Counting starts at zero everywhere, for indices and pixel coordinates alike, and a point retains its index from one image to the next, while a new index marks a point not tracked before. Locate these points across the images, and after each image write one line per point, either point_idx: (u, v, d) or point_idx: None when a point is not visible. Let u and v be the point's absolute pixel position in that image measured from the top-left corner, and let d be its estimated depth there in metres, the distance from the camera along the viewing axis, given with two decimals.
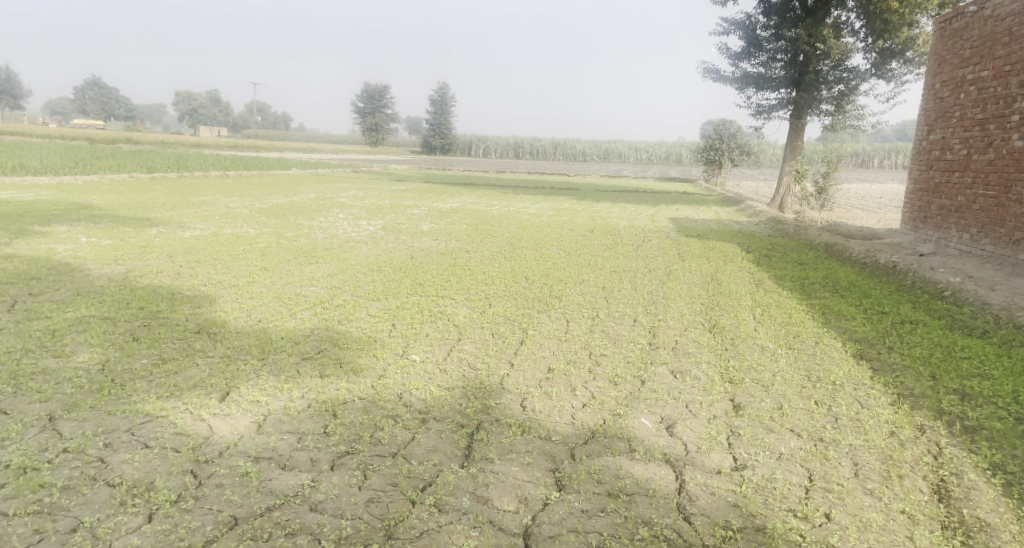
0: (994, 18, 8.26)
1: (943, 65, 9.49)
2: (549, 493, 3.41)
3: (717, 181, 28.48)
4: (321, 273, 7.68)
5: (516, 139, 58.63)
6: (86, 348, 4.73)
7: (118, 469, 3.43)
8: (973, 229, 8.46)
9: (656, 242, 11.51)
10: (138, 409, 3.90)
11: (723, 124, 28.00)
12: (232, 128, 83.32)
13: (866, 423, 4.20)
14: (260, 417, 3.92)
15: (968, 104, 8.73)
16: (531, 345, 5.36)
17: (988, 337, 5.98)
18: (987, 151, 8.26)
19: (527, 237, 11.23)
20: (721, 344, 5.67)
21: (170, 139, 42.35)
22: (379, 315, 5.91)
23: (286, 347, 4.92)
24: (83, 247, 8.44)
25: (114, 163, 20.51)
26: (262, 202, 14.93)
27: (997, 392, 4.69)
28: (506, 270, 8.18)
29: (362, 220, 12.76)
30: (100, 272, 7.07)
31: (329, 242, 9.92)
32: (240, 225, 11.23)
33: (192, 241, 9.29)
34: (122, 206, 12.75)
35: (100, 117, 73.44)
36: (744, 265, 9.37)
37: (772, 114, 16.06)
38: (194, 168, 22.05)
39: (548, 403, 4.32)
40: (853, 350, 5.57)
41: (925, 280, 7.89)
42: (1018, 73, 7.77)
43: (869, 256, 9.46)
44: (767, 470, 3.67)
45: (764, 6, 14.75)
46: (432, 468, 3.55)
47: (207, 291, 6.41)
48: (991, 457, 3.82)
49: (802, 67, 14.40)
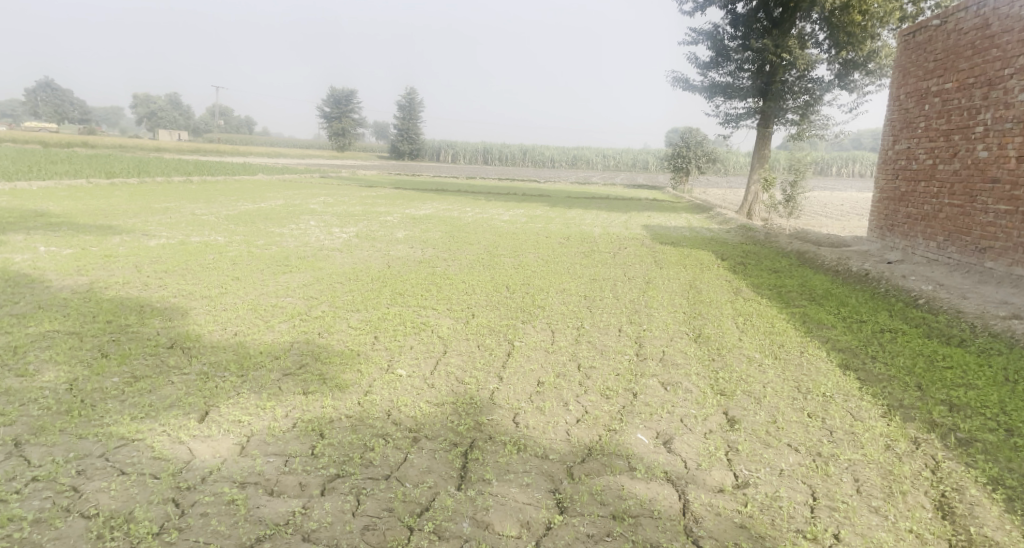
0: (957, 31, 8.40)
1: (907, 77, 9.65)
2: (552, 517, 3.30)
3: (685, 188, 28.71)
4: (296, 282, 7.46)
5: (484, 145, 58.53)
6: (52, 366, 4.46)
7: (93, 498, 3.21)
8: (940, 238, 8.59)
9: (632, 250, 11.48)
10: (112, 432, 3.67)
11: (689, 132, 28.28)
12: (194, 131, 81.67)
13: (862, 436, 4.17)
14: (244, 438, 3.73)
15: (933, 115, 8.87)
16: (519, 357, 5.23)
17: (967, 345, 6.02)
18: (952, 161, 8.38)
19: (503, 245, 11.10)
20: (709, 355, 5.61)
21: (128, 143, 41.25)
22: (360, 327, 5.73)
23: (265, 363, 4.71)
24: (43, 257, 8.07)
25: (70, 168, 19.83)
26: (229, 209, 14.51)
27: (984, 402, 4.70)
28: (485, 279, 8.04)
29: (335, 227, 12.50)
30: (62, 283, 6.75)
31: (302, 251, 9.67)
32: (208, 233, 10.90)
33: (158, 250, 8.95)
34: (82, 213, 12.29)
35: (56, 121, 71.27)
36: (721, 273, 9.38)
37: (740, 123, 16.22)
38: (155, 173, 21.45)
39: (542, 419, 4.19)
40: (838, 360, 5.54)
41: (897, 288, 7.96)
42: (982, 85, 7.90)
43: (840, 264, 9.52)
44: (770, 487, 3.61)
45: (732, 16, 14.88)
46: (428, 491, 3.41)
47: (178, 303, 6.14)
48: (989, 471, 3.82)
49: (769, 77, 14.54)
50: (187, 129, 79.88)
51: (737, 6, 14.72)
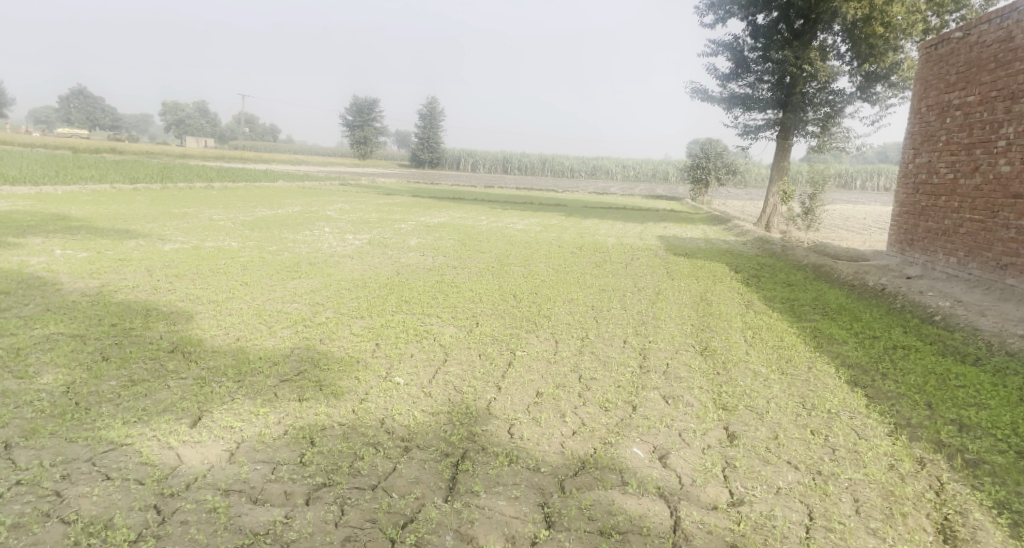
0: (980, 44, 8.26)
1: (929, 89, 9.50)
2: (538, 531, 3.26)
3: (704, 200, 28.43)
4: (304, 288, 7.48)
5: (504, 155, 58.67)
6: (50, 369, 4.49)
7: (74, 504, 3.22)
8: (960, 253, 8.41)
9: (645, 260, 11.39)
10: (101, 436, 3.68)
11: (709, 143, 28.07)
12: (219, 138, 83.05)
13: (865, 456, 4.06)
14: (233, 444, 3.72)
15: (955, 128, 8.72)
16: (520, 368, 5.17)
17: (982, 364, 5.87)
18: (973, 175, 8.22)
19: (515, 254, 11.04)
20: (713, 369, 5.51)
21: (154, 148, 42.01)
22: (363, 333, 5.72)
23: (263, 369, 4.70)
24: (58, 260, 8.18)
25: (96, 172, 20.21)
26: (246, 215, 14.63)
27: (995, 423, 4.56)
28: (494, 288, 8.01)
29: (349, 234, 12.53)
30: (73, 286, 6.84)
31: (314, 257, 9.71)
32: (222, 238, 11.00)
33: (172, 255, 9.04)
34: (101, 216, 12.49)
35: (85, 126, 72.97)
36: (733, 286, 9.26)
37: (759, 135, 16.08)
38: (177, 179, 21.77)
39: (537, 430, 4.13)
40: (847, 376, 5.42)
41: (914, 304, 7.79)
42: (1004, 99, 7.76)
43: (857, 278, 9.35)
44: (765, 506, 3.53)
45: (752, 27, 14.79)
46: (414, 502, 3.38)
47: (184, 307, 6.18)
48: (995, 495, 3.72)
49: (789, 89, 14.38)
50: (212, 135, 81.20)
51: (757, 17, 14.62)
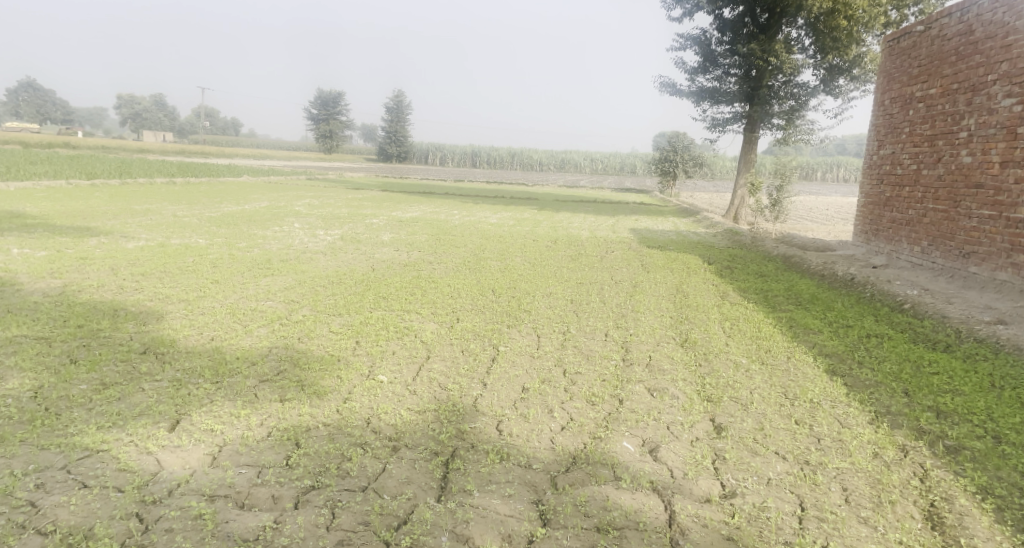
0: (941, 37, 8.41)
1: (892, 82, 9.65)
2: (535, 530, 3.22)
3: (672, 192, 28.59)
4: (277, 286, 7.30)
5: (472, 149, 58.42)
6: (16, 373, 4.31)
7: (51, 514, 3.10)
8: (924, 243, 8.56)
9: (619, 253, 11.38)
10: (74, 442, 3.54)
11: (676, 136, 28.23)
12: (178, 132, 81.36)
13: (849, 444, 4.10)
14: (214, 448, 3.60)
15: (918, 120, 8.86)
16: (503, 363, 5.10)
17: (952, 351, 5.97)
18: (936, 166, 8.37)
19: (490, 248, 10.95)
20: (695, 360, 5.53)
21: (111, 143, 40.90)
22: (342, 331, 5.61)
23: (241, 369, 4.56)
24: (16, 259, 7.87)
25: (51, 168, 19.59)
26: (210, 210, 14.27)
27: (971, 409, 4.64)
28: (471, 283, 7.90)
29: (319, 230, 12.31)
30: (34, 287, 6.57)
31: (285, 254, 9.50)
32: (188, 235, 10.70)
33: (136, 253, 8.76)
34: (59, 213, 12.11)
35: (37, 119, 70.84)
36: (707, 277, 9.31)
37: (726, 127, 16.21)
38: (137, 174, 21.22)
39: (526, 427, 4.08)
40: (825, 365, 5.47)
41: (883, 293, 7.90)
42: (965, 91, 7.90)
43: (826, 268, 9.46)
44: (758, 497, 3.55)
45: (719, 21, 14.87)
46: (406, 503, 3.31)
47: (153, 307, 5.97)
48: (978, 480, 3.79)
49: (755, 82, 14.52)
50: (171, 130, 79.46)
51: (724, 11, 14.72)
